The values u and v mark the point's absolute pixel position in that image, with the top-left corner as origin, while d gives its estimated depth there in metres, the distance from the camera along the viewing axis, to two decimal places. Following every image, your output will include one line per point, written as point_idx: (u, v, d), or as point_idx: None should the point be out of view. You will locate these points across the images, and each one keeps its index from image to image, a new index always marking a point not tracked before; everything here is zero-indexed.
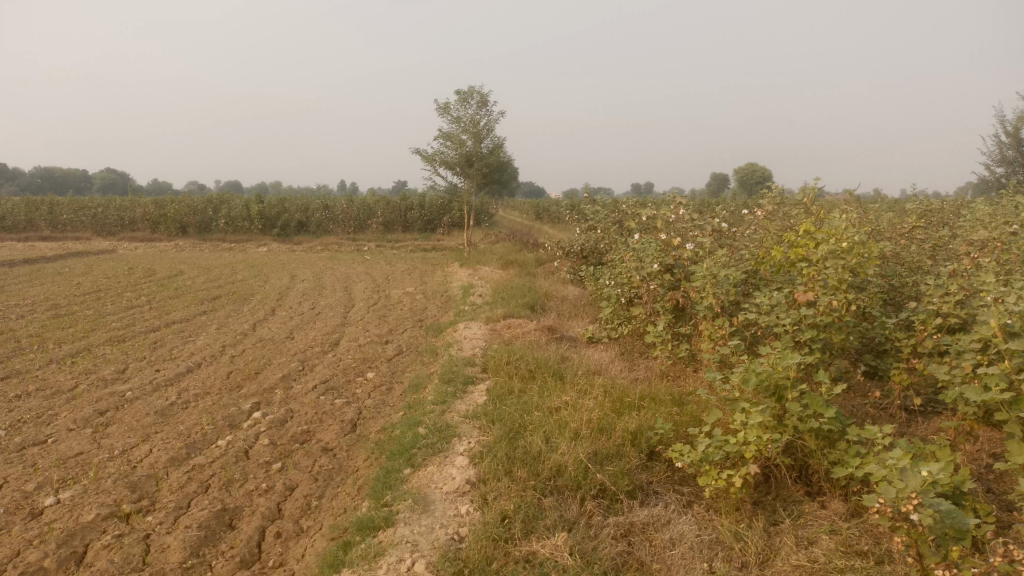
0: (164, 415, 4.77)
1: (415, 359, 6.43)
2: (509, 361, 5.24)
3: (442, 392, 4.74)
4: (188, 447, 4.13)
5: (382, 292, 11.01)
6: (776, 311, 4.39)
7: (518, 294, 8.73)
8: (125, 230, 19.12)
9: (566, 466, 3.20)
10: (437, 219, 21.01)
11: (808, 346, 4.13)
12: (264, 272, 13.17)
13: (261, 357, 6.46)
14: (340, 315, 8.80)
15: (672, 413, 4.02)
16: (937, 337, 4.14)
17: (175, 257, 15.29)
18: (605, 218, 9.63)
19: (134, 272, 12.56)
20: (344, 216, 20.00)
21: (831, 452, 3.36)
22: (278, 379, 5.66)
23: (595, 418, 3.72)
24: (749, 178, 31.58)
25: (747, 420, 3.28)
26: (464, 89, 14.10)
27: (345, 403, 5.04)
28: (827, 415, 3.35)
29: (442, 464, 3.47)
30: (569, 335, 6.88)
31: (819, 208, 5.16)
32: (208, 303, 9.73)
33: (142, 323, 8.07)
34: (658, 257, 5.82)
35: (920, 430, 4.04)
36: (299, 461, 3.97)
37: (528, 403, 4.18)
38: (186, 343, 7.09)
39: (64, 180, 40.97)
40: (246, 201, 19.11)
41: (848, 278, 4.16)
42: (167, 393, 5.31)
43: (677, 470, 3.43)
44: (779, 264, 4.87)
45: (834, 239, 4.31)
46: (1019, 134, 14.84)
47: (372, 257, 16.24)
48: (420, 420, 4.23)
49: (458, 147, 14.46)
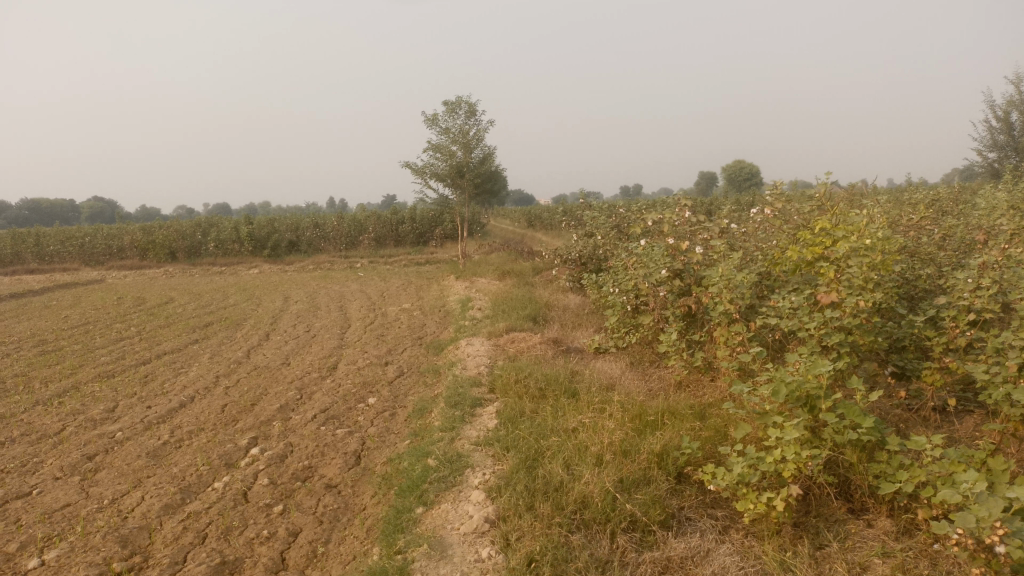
0: (156, 457, 4.51)
1: (418, 381, 6.18)
2: (517, 379, 4.98)
3: (450, 416, 4.50)
4: (183, 492, 3.88)
5: (378, 309, 10.75)
6: (798, 314, 4.17)
7: (518, 305, 8.50)
8: (113, 258, 18.79)
9: (591, 497, 2.96)
10: (429, 232, 20.80)
11: (835, 350, 3.91)
12: (257, 295, 12.89)
13: (256, 387, 6.18)
14: (337, 337, 8.52)
15: (696, 428, 3.79)
16: (970, 333, 3.92)
17: (164, 284, 14.98)
18: (603, 223, 9.42)
19: (123, 302, 12.28)
20: (335, 233, 19.75)
21: (874, 464, 3.13)
22: (275, 410, 5.39)
23: (617, 440, 3.48)
24: (737, 175, 31.52)
25: (783, 436, 3.06)
26: (451, 100, 13.90)
27: (347, 433, 4.79)
28: (865, 425, 3.14)
29: (456, 501, 3.22)
30: (575, 347, 6.64)
31: (833, 202, 4.96)
32: (199, 330, 9.43)
33: (132, 356, 7.80)
34: (665, 263, 5.62)
35: (961, 435, 3.81)
36: (301, 502, 3.72)
37: (542, 425, 3.93)
38: (178, 376, 6.82)
39: (51, 211, 40.70)
40: (235, 223, 18.80)
41: (874, 275, 3.94)
42: (159, 431, 5.05)
43: (709, 493, 3.20)
44: (795, 264, 4.66)
45: (855, 236, 4.10)
46: (1010, 119, 14.73)
47: (366, 274, 15.99)
48: (429, 450, 3.98)
49: (447, 158, 14.23)
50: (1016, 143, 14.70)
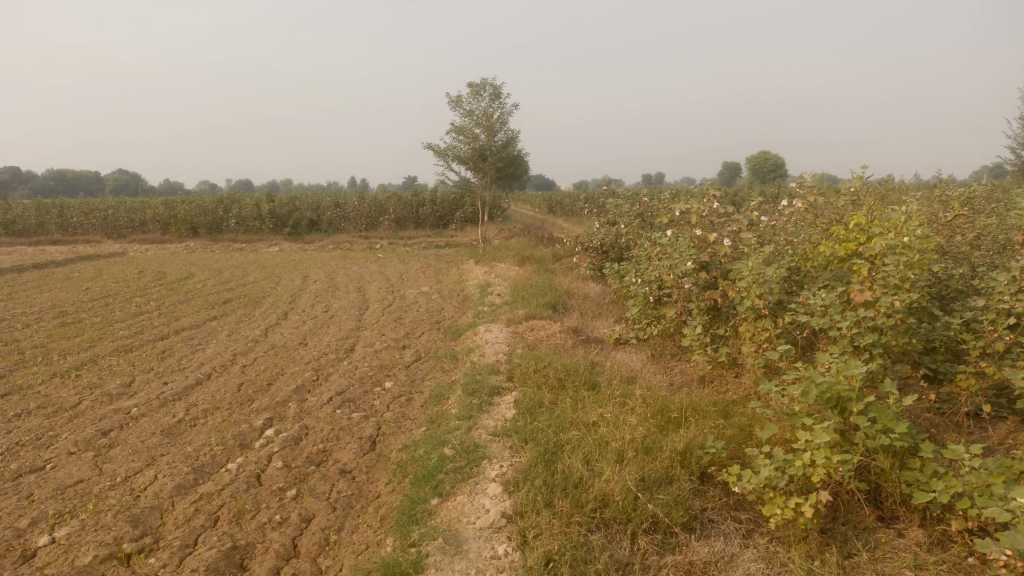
0: (170, 435, 4.47)
1: (435, 366, 6.10)
2: (536, 368, 4.88)
3: (467, 404, 4.42)
4: (196, 472, 3.83)
5: (396, 292, 10.70)
6: (830, 313, 4.05)
7: (538, 293, 8.39)
8: (136, 232, 18.88)
9: (612, 495, 2.87)
10: (449, 215, 20.75)
11: (868, 351, 3.79)
12: (276, 273, 12.87)
13: (272, 367, 6.13)
14: (355, 319, 8.47)
15: (720, 427, 3.69)
16: (1009, 338, 3.77)
17: (184, 259, 15.01)
18: (627, 212, 9.28)
19: (144, 276, 12.29)
20: (355, 213, 19.71)
21: (907, 471, 3.02)
22: (290, 391, 5.33)
23: (639, 437, 3.38)
24: (761, 166, 31.12)
25: (812, 439, 2.95)
26: (475, 81, 13.76)
27: (363, 417, 4.72)
28: (898, 430, 3.03)
29: (472, 493, 3.14)
30: (595, 337, 6.53)
31: (868, 197, 4.81)
32: (218, 307, 9.42)
33: (150, 331, 7.79)
34: (691, 255, 5.49)
35: (996, 444, 3.67)
36: (315, 487, 3.66)
37: (562, 418, 3.84)
38: (195, 352, 6.80)
39: (76, 183, 41.05)
40: (256, 200, 18.79)
41: (912, 274, 3.80)
42: (174, 409, 5.01)
43: (733, 495, 3.10)
44: (827, 259, 4.53)
45: (892, 233, 3.96)
46: None
47: (385, 255, 15.93)
48: (446, 438, 3.90)
49: (470, 141, 14.10)
50: None
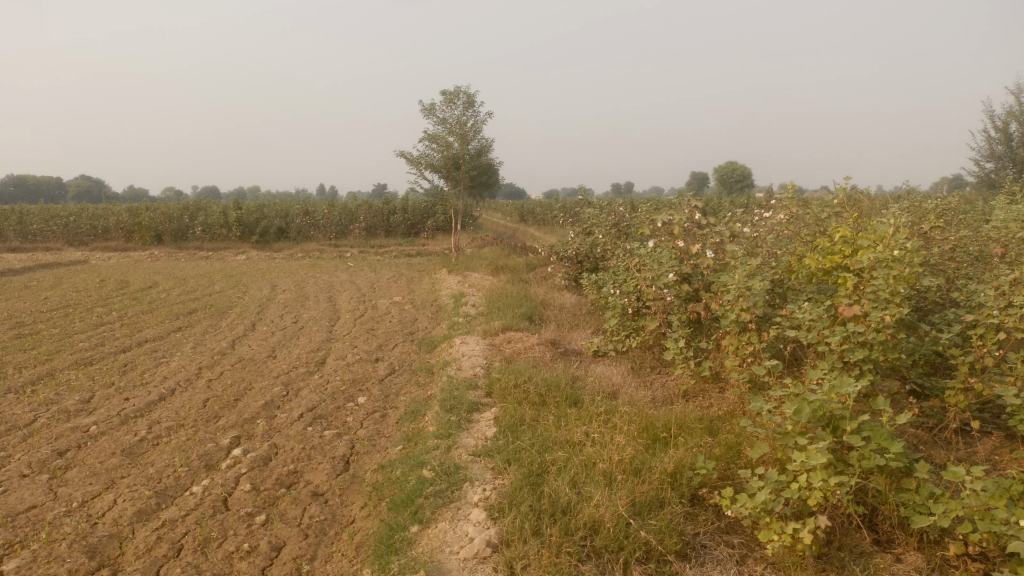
0: (131, 455, 4.24)
1: (410, 380, 5.92)
2: (516, 383, 4.73)
3: (445, 422, 4.26)
4: (159, 496, 3.62)
5: (368, 302, 10.48)
6: (818, 327, 3.97)
7: (513, 303, 8.25)
8: (98, 239, 18.40)
9: (602, 522, 2.73)
10: (421, 224, 20.69)
11: (858, 367, 3.71)
12: (243, 282, 12.57)
13: (240, 381, 5.91)
14: (325, 330, 8.24)
15: (708, 445, 3.58)
16: (1000, 354, 3.71)
17: (149, 267, 14.65)
18: (602, 222, 9.20)
19: (106, 285, 11.91)
20: (325, 221, 19.42)
21: (904, 492, 2.92)
22: (259, 407, 5.12)
23: (627, 457, 3.26)
24: (729, 177, 31.41)
25: (808, 460, 2.85)
26: (449, 90, 13.60)
27: (336, 435, 4.53)
28: (894, 450, 2.94)
29: (454, 519, 2.98)
30: (573, 350, 6.40)
31: (852, 209, 4.76)
32: (183, 318, 9.12)
33: (111, 343, 7.49)
34: (673, 266, 5.40)
35: (986, 461, 3.60)
36: (285, 512, 3.47)
37: (545, 437, 3.71)
38: (159, 366, 6.53)
39: (37, 189, 40.07)
40: (223, 207, 18.41)
41: (902, 289, 3.73)
42: (136, 426, 4.77)
43: (725, 518, 2.99)
44: (812, 272, 4.46)
45: (880, 247, 3.90)
46: (1008, 130, 14.64)
47: (356, 264, 15.69)
48: (424, 458, 3.73)
49: (443, 149, 13.93)
50: (1014, 155, 14.61)
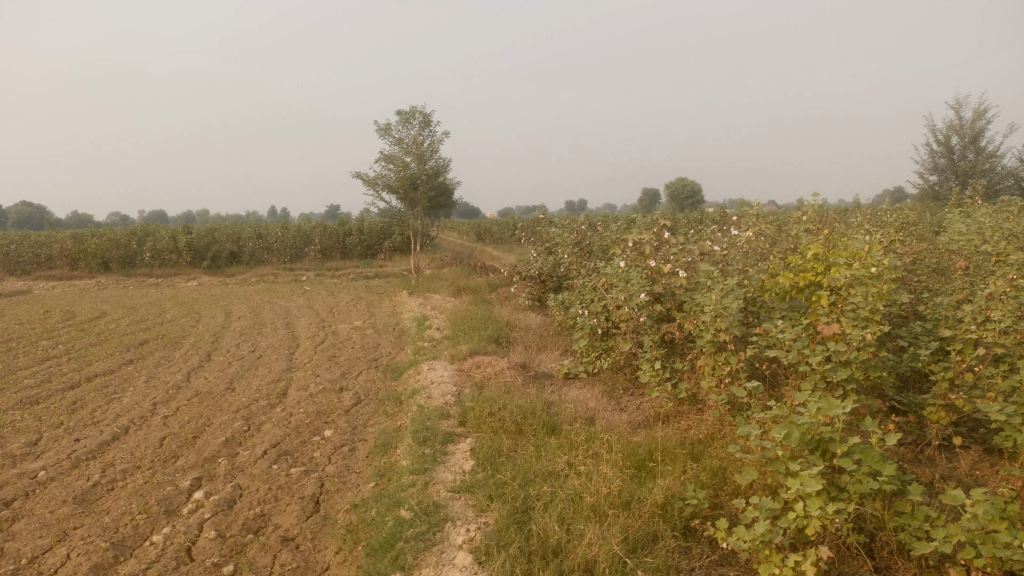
0: (84, 502, 3.98)
1: (377, 410, 5.72)
2: (490, 411, 4.59)
3: (419, 455, 4.09)
4: (116, 548, 3.38)
5: (327, 327, 10.21)
6: (797, 346, 3.92)
7: (479, 326, 8.11)
8: (41, 268, 17.74)
9: (596, 562, 2.61)
10: (377, 245, 20.48)
11: (841, 387, 3.66)
12: (196, 310, 12.17)
13: (198, 417, 5.64)
14: (285, 359, 7.98)
15: (694, 472, 3.48)
16: (980, 369, 3.71)
17: (96, 297, 14.10)
18: (565, 241, 9.15)
19: (50, 317, 11.41)
20: (279, 244, 19.04)
21: (899, 516, 2.86)
22: (219, 445, 4.87)
23: (615, 489, 3.14)
24: (680, 193, 31.81)
25: (803, 487, 2.77)
26: (405, 110, 13.47)
27: (304, 472, 4.33)
28: (886, 473, 2.88)
29: (438, 564, 2.82)
30: (544, 372, 6.28)
31: (823, 227, 4.75)
32: (134, 350, 8.75)
33: (58, 379, 7.12)
34: (645, 286, 5.34)
35: (969, 478, 3.58)
36: (255, 560, 3.27)
37: (525, 469, 3.57)
38: (110, 403, 6.22)
39: None
40: (172, 232, 17.92)
41: (881, 306, 3.71)
42: (88, 470, 4.49)
43: (719, 550, 2.89)
44: (786, 291, 4.43)
45: (857, 264, 3.88)
46: (950, 143, 15.08)
47: (312, 288, 15.38)
48: (401, 496, 3.56)
49: (400, 169, 13.76)
50: (956, 167, 15.04)
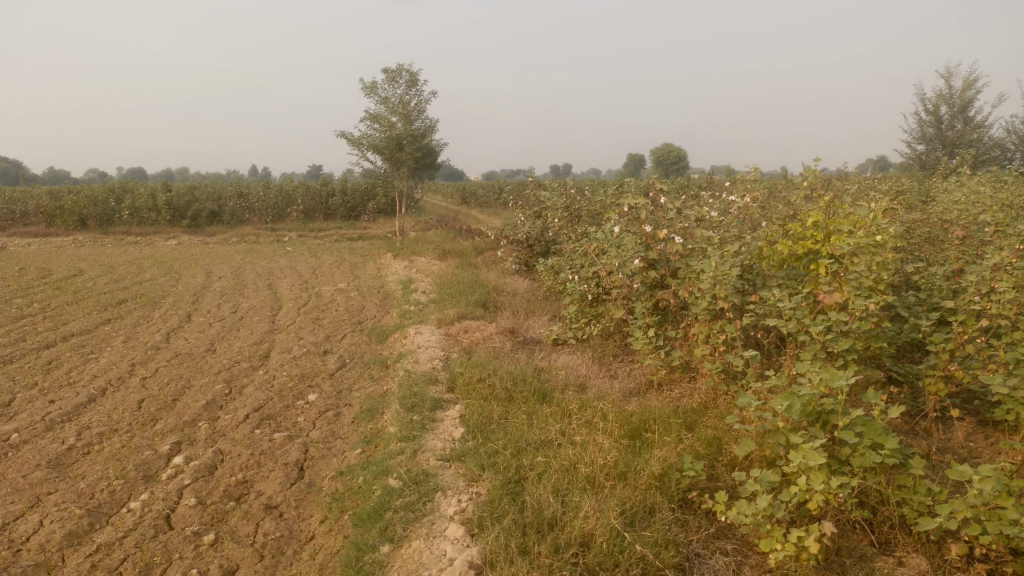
0: (58, 467, 3.83)
1: (362, 374, 5.60)
2: (479, 376, 4.48)
3: (407, 422, 3.98)
4: (91, 515, 3.26)
5: (311, 289, 10.04)
6: (797, 316, 3.83)
7: (465, 289, 7.97)
8: (17, 225, 17.35)
9: (594, 536, 2.52)
10: (361, 207, 20.20)
11: (842, 358, 3.57)
12: (176, 269, 11.92)
13: (178, 379, 5.50)
14: (268, 320, 7.81)
15: (689, 442, 3.40)
16: (981, 341, 3.64)
17: (74, 254, 13.81)
18: (554, 204, 8.99)
19: (25, 274, 11.13)
20: (261, 204, 18.70)
21: (902, 491, 2.80)
22: (200, 408, 4.74)
23: (612, 459, 3.04)
24: (666, 158, 31.60)
25: (806, 461, 2.69)
26: (391, 68, 13.16)
27: (288, 438, 4.20)
28: (889, 447, 2.81)
29: (429, 536, 2.72)
30: (532, 338, 6.17)
31: (823, 193, 4.63)
32: (112, 309, 8.53)
33: (33, 338, 6.92)
34: (639, 252, 5.21)
35: (965, 450, 3.54)
36: (237, 529, 3.16)
37: (517, 438, 3.47)
38: (87, 363, 6.05)
39: None
40: (151, 190, 17.53)
41: (885, 276, 3.61)
42: (63, 433, 4.34)
43: (718, 523, 2.81)
44: (785, 258, 4.32)
45: (860, 233, 3.77)
46: (938, 112, 14.98)
47: (295, 248, 15.15)
48: (388, 465, 3.45)
49: (385, 129, 13.47)
50: (943, 137, 14.96)
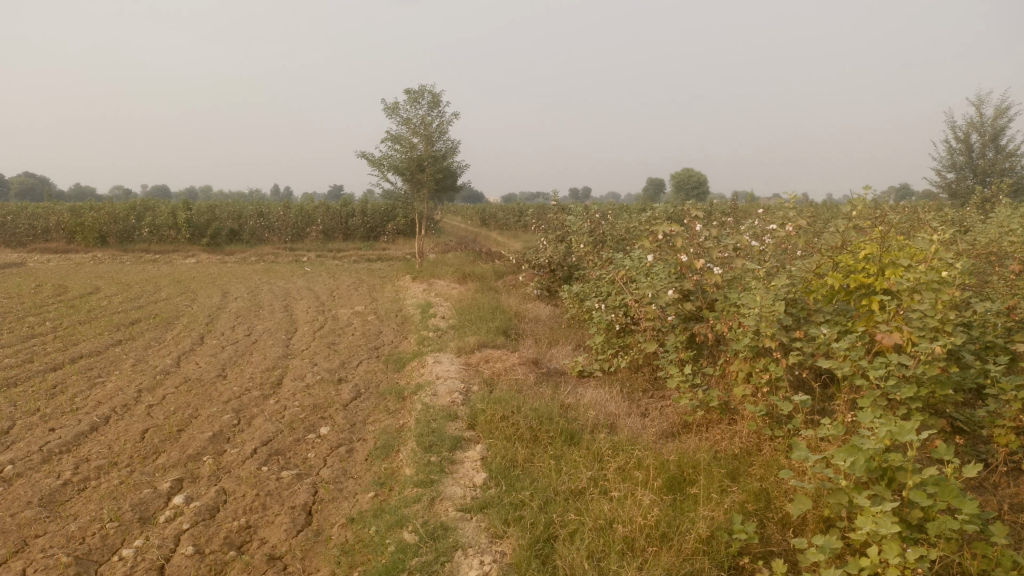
0: (50, 505, 3.57)
1: (378, 406, 5.31)
2: (502, 414, 4.17)
3: (424, 464, 3.68)
4: (80, 564, 2.98)
5: (327, 312, 9.79)
6: (851, 357, 3.50)
7: (485, 315, 7.69)
8: (38, 240, 17.33)
9: None
10: (380, 227, 20.04)
11: (904, 406, 3.24)
12: (192, 289, 11.75)
13: (185, 407, 5.24)
14: (282, 344, 7.56)
15: (735, 496, 3.07)
16: None
17: (92, 272, 13.70)
18: (578, 229, 8.72)
19: (40, 291, 10.98)
20: (280, 223, 18.57)
21: (986, 563, 2.46)
22: (205, 441, 4.47)
23: (653, 517, 2.73)
24: (686, 184, 31.30)
25: (877, 529, 2.37)
26: (414, 89, 13.00)
27: (297, 477, 3.92)
28: (968, 511, 2.48)
29: None
30: (555, 369, 5.87)
31: (874, 222, 4.31)
32: (124, 330, 8.33)
33: (40, 360, 6.70)
34: (672, 283, 4.90)
35: None
36: None
37: (544, 487, 3.16)
38: (92, 388, 5.81)
39: None
40: (172, 208, 17.47)
41: (950, 313, 3.28)
42: (59, 466, 4.08)
43: None
44: (833, 292, 3.99)
45: (920, 267, 3.46)
46: (970, 139, 14.54)
47: (313, 269, 14.96)
48: (403, 515, 3.16)
49: (406, 150, 13.30)
50: (975, 165, 14.52)
